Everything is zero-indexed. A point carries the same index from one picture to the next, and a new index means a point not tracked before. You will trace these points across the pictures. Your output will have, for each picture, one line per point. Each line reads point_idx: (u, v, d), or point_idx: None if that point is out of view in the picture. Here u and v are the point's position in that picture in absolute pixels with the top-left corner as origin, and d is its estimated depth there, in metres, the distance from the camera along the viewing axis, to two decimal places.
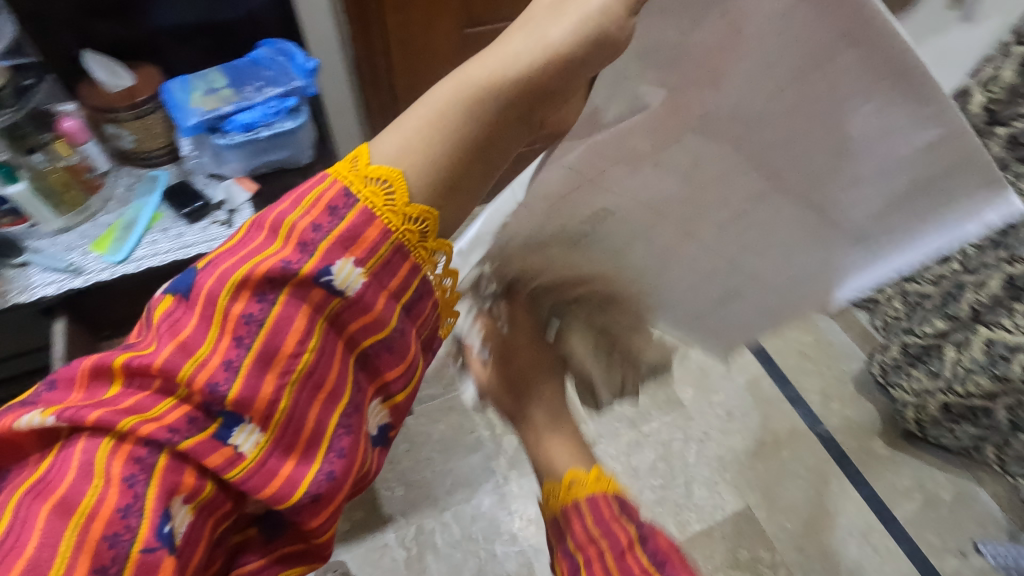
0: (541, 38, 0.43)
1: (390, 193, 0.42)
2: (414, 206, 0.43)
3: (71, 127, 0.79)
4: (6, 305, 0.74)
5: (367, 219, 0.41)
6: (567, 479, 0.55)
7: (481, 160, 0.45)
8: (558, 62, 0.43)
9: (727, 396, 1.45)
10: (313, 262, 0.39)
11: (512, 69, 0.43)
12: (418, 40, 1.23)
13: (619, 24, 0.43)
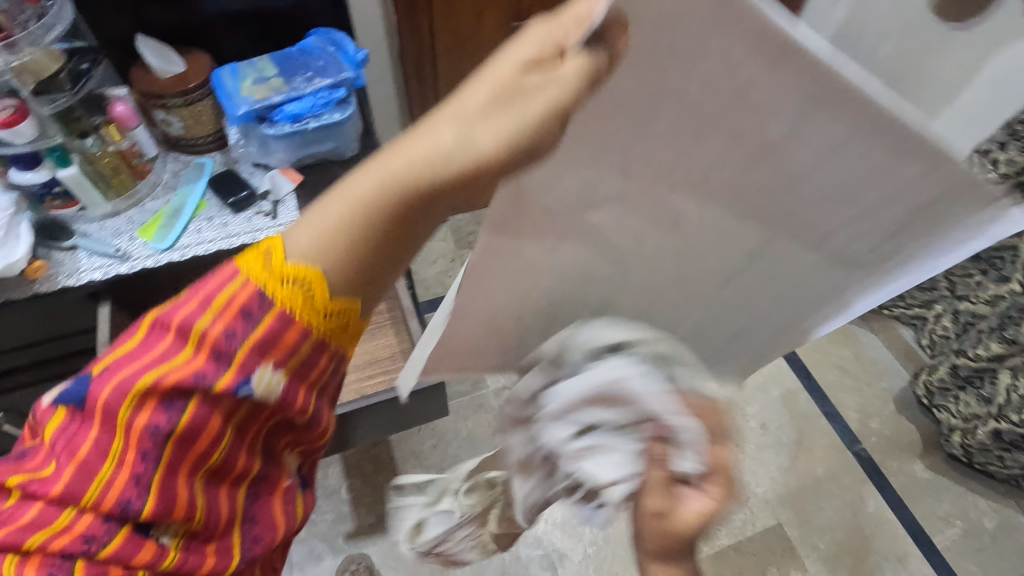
0: (464, 149, 0.34)
1: (309, 293, 0.40)
2: (335, 302, 0.41)
3: (122, 111, 0.78)
4: (55, 288, 0.74)
5: (285, 323, 0.40)
6: None
7: (404, 248, 0.41)
8: (486, 177, 0.35)
9: (762, 408, 1.41)
10: (228, 374, 0.39)
11: (433, 180, 0.36)
12: (465, 33, 1.21)
13: (549, 141, 0.33)
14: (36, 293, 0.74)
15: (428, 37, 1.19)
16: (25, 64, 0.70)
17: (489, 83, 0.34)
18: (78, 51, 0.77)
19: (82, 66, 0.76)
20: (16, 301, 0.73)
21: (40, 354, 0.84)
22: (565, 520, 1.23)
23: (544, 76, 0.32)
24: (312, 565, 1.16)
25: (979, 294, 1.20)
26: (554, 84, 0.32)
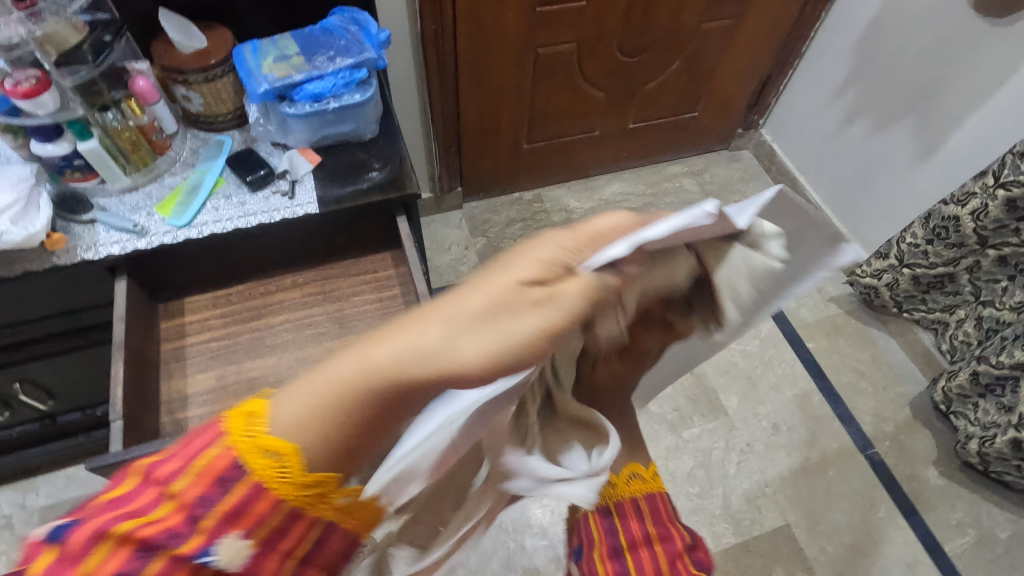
0: (454, 353, 0.32)
1: (284, 472, 0.35)
2: (306, 485, 0.36)
3: (143, 86, 0.77)
4: (73, 261, 0.74)
5: (261, 497, 0.35)
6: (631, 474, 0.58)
7: (362, 445, 0.37)
8: (460, 389, 0.34)
9: (775, 408, 1.40)
10: (195, 544, 0.34)
11: (410, 382, 0.33)
12: (489, 17, 1.20)
13: (538, 355, 0.35)
14: (56, 266, 0.74)
15: (451, 20, 1.17)
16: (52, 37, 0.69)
17: (487, 290, 0.33)
18: (103, 26, 0.75)
19: (104, 38, 0.74)
20: (36, 273, 0.73)
21: (58, 327, 0.84)
22: None
23: (547, 289, 0.34)
24: None
25: (1005, 299, 1.17)
26: (552, 299, 0.34)
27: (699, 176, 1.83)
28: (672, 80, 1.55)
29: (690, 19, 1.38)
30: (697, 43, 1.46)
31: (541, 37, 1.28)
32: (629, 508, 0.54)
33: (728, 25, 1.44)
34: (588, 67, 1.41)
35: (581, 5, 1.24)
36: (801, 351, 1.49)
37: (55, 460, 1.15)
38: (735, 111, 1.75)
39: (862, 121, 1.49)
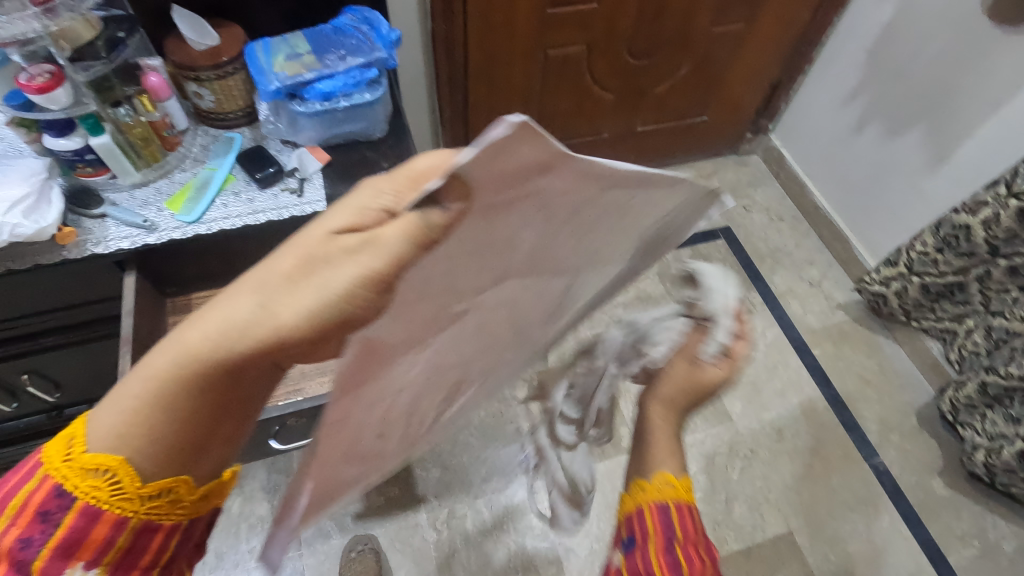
0: (271, 315, 0.41)
1: (116, 483, 0.44)
2: (150, 483, 0.44)
3: (156, 82, 0.79)
4: (83, 255, 0.75)
5: (90, 519, 0.44)
6: (663, 481, 0.63)
7: (226, 409, 0.45)
8: (292, 340, 0.42)
9: (779, 414, 1.39)
10: (33, 573, 0.43)
11: (240, 344, 0.41)
12: (500, 18, 1.20)
13: (365, 304, 0.41)
14: (66, 259, 0.75)
15: (462, 21, 1.18)
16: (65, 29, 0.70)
17: (292, 256, 0.41)
18: (116, 22, 0.75)
19: (118, 34, 0.74)
20: (47, 266, 0.74)
21: (67, 319, 0.85)
22: None
23: (361, 239, 0.40)
24: (320, 543, 1.17)
25: (1016, 309, 1.16)
26: (375, 244, 0.40)
27: (707, 180, 1.82)
28: (682, 84, 1.54)
29: (701, 23, 1.38)
30: (707, 47, 1.46)
31: (552, 38, 1.28)
32: (662, 512, 0.61)
33: (739, 29, 1.43)
34: (597, 70, 1.41)
35: (592, 7, 1.24)
36: (806, 357, 1.49)
37: None
38: (745, 116, 1.75)
39: (872, 127, 1.49)
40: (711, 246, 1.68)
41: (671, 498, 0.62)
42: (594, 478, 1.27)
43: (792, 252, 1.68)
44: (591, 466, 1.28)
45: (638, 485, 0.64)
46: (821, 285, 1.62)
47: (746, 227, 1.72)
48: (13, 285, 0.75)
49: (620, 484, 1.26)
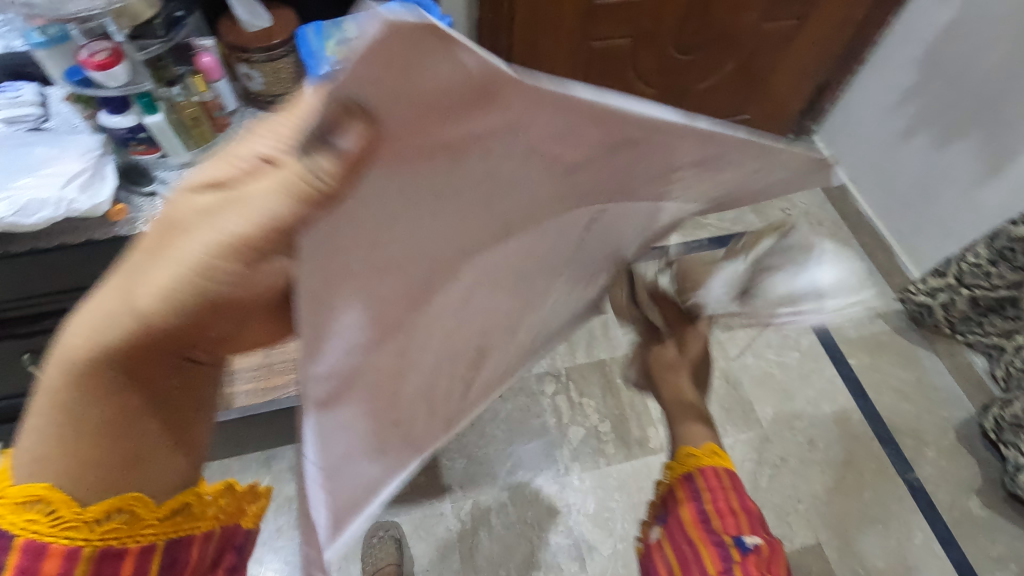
0: (114, 318, 0.33)
1: (54, 513, 0.36)
2: (94, 507, 0.37)
3: (208, 63, 0.79)
4: (133, 232, 0.76)
5: (36, 555, 0.36)
6: (687, 453, 0.68)
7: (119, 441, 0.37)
8: (151, 345, 0.34)
9: (812, 423, 1.37)
10: None
11: (90, 364, 0.34)
12: (546, 9, 1.18)
13: (244, 279, 0.30)
14: (117, 235, 0.76)
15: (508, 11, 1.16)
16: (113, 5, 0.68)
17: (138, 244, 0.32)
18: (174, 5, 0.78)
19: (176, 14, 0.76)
20: (99, 242, 0.75)
21: None
22: (598, 512, 1.22)
23: (220, 197, 0.28)
24: None
25: None
26: (237, 202, 0.28)
27: None
28: (726, 83, 1.51)
29: (751, 20, 1.34)
30: (755, 45, 1.42)
31: (597, 31, 1.26)
32: (691, 484, 0.66)
33: (790, 27, 1.39)
34: (642, 65, 1.38)
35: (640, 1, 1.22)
36: (842, 366, 1.45)
37: None
38: (788, 116, 1.70)
39: (922, 134, 1.44)
40: None
41: (699, 467, 0.66)
42: (620, 477, 1.26)
43: None
44: (618, 466, 1.27)
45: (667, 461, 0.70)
46: None
47: None
48: (68, 259, 0.76)
49: (647, 485, 1.26)
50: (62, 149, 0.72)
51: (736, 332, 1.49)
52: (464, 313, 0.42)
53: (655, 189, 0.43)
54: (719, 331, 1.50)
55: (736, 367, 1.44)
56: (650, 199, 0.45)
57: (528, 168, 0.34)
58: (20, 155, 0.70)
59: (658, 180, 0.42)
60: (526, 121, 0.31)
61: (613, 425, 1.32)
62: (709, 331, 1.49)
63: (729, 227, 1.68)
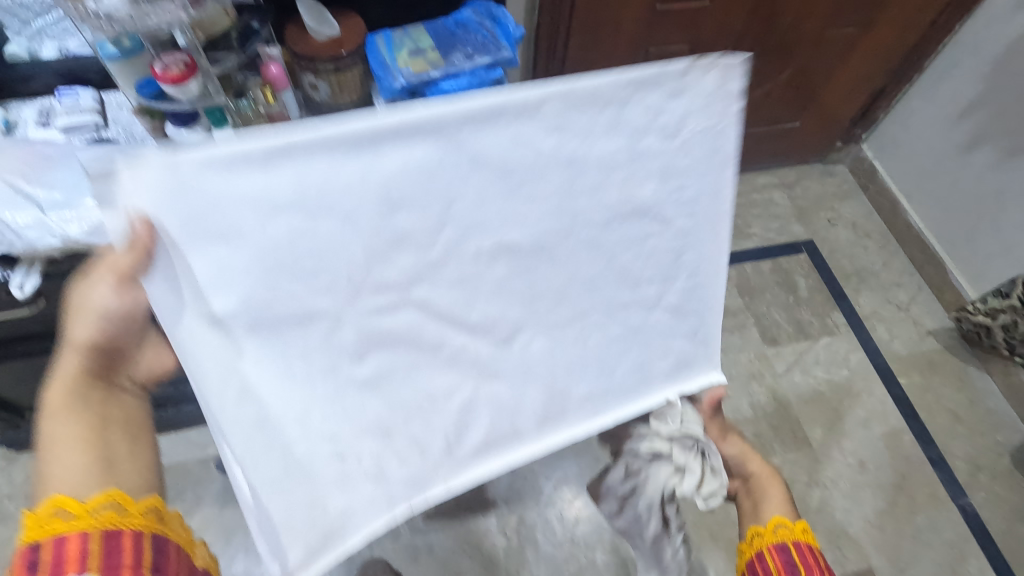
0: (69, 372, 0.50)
1: (66, 513, 0.45)
2: (99, 496, 0.47)
3: (276, 72, 0.75)
4: None
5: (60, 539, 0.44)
6: (777, 524, 0.70)
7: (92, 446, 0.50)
8: None
9: (861, 444, 1.34)
10: None
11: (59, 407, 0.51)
12: (607, 13, 1.13)
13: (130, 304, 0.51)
14: None
15: (567, 19, 1.12)
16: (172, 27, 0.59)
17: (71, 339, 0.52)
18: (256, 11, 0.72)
19: (254, 25, 0.70)
20: None
21: None
22: None
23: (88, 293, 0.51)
24: (389, 540, 1.16)
25: None
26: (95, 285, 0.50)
27: (790, 189, 1.73)
28: (780, 90, 1.46)
29: (814, 26, 1.29)
30: (816, 50, 1.37)
31: (657, 35, 1.21)
32: (781, 552, 0.67)
33: (852, 34, 1.35)
34: None
35: (705, 4, 1.17)
36: (891, 386, 1.42)
37: None
38: (838, 125, 1.65)
39: (985, 148, 1.39)
40: (792, 259, 1.60)
41: (791, 537, 0.68)
42: None
43: (878, 272, 1.60)
44: None
45: (754, 532, 0.71)
46: (909, 310, 1.54)
47: (830, 242, 1.65)
48: None
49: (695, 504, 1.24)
50: None
51: (783, 347, 1.46)
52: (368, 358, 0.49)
53: (522, 199, 0.48)
54: (766, 345, 1.46)
55: (785, 384, 1.40)
56: (538, 255, 0.51)
57: (322, 196, 0.43)
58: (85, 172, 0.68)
59: (525, 179, 0.48)
60: (256, 176, 0.41)
61: None
62: (755, 345, 1.46)
63: (774, 237, 1.64)
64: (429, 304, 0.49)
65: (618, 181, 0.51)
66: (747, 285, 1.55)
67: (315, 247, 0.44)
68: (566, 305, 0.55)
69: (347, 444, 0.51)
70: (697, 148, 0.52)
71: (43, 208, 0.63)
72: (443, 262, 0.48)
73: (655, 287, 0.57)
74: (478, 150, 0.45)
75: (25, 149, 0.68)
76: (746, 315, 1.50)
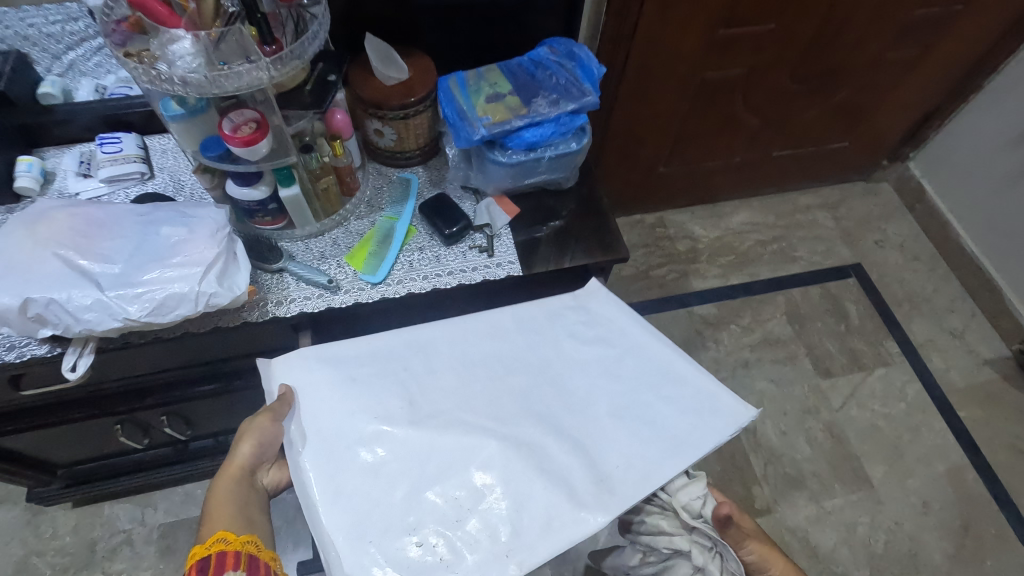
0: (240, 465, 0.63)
1: (254, 545, 0.57)
2: (266, 551, 0.58)
3: (341, 120, 0.68)
4: (264, 316, 0.68)
5: (255, 562, 0.56)
6: None
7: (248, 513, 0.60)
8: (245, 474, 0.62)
9: (924, 483, 1.29)
10: None
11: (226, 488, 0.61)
12: (668, 38, 1.06)
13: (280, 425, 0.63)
14: (248, 321, 0.67)
15: (628, 44, 1.05)
16: (248, 91, 0.53)
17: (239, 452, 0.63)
18: (331, 61, 0.64)
19: (329, 78, 0.63)
20: (226, 328, 0.67)
21: (227, 367, 0.80)
22: None
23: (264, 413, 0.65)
24: None
25: None
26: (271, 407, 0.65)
27: (835, 210, 1.68)
28: (832, 112, 1.40)
29: (876, 49, 1.22)
30: (875, 72, 1.30)
31: (717, 60, 1.14)
32: None
33: (913, 56, 1.28)
34: (752, 95, 1.27)
35: (767, 28, 1.10)
36: (951, 420, 1.37)
37: (178, 478, 1.12)
38: (887, 144, 1.58)
39: None
40: (842, 284, 1.55)
41: None
42: None
43: (930, 297, 1.54)
44: None
45: None
46: (965, 337, 1.48)
47: (879, 265, 1.59)
48: (191, 342, 0.68)
49: None
50: (187, 227, 0.63)
51: (837, 379, 1.41)
52: (426, 457, 0.62)
53: (516, 338, 0.70)
54: (820, 377, 1.41)
55: (841, 419, 1.35)
56: (544, 372, 0.68)
57: (389, 352, 0.68)
58: (141, 239, 0.61)
59: (504, 342, 0.70)
60: (353, 348, 0.68)
61: (715, 482, 1.26)
62: (808, 377, 1.40)
63: (821, 261, 1.58)
64: (462, 419, 0.64)
65: (570, 340, 0.70)
66: (796, 313, 1.49)
67: (373, 393, 0.65)
68: (578, 414, 0.65)
69: (420, 529, 0.58)
70: (604, 309, 0.73)
71: (101, 287, 0.57)
72: (465, 395, 0.66)
73: (644, 376, 0.67)
74: (467, 329, 0.70)
75: (74, 215, 0.62)
76: (797, 344, 1.45)
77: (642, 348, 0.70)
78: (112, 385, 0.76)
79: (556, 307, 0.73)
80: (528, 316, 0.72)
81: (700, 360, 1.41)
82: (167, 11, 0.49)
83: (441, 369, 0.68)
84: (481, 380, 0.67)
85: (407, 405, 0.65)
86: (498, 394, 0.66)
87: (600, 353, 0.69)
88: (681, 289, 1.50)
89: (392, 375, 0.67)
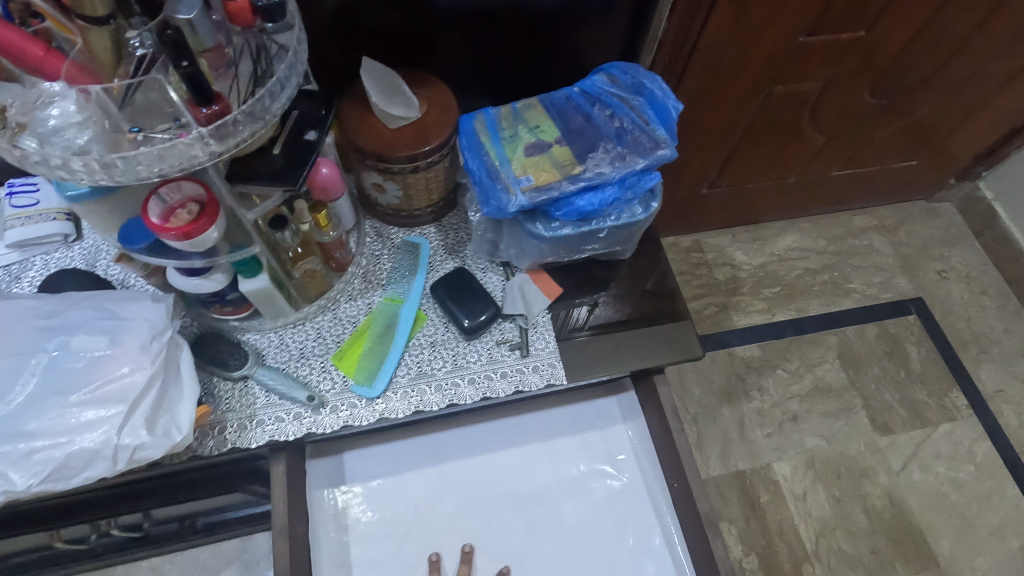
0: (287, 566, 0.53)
1: None
2: None
3: (327, 176, 0.49)
4: (221, 448, 0.50)
5: None
6: None
7: None
8: None
9: (996, 561, 1.13)
10: None
11: None
12: (734, 48, 0.86)
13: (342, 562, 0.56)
14: (198, 455, 0.50)
15: (687, 53, 0.86)
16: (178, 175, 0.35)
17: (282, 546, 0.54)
18: (312, 105, 0.46)
19: (310, 133, 0.45)
20: (168, 463, 0.50)
21: (182, 480, 0.62)
22: None
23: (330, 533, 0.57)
24: None
25: None
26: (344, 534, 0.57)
27: (892, 234, 1.48)
28: (906, 130, 1.20)
29: (977, 60, 1.02)
30: (967, 84, 1.09)
31: (789, 71, 0.94)
32: None
33: (1015, 68, 1.07)
34: (820, 111, 1.08)
35: (858, 36, 0.90)
36: None
37: (141, 557, 0.96)
38: (959, 165, 1.38)
39: None
40: (901, 322, 1.37)
41: None
42: None
43: (1000, 339, 1.36)
44: None
45: None
46: None
47: (941, 300, 1.41)
48: (126, 475, 0.51)
49: None
50: (108, 337, 0.44)
51: (897, 437, 1.24)
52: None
53: (519, 456, 0.65)
54: (879, 434, 1.24)
55: (902, 485, 1.19)
56: (542, 499, 0.64)
57: (395, 461, 0.64)
58: (38, 359, 0.43)
59: (520, 460, 0.65)
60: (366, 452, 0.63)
61: (761, 559, 1.11)
62: (864, 434, 1.23)
63: (877, 294, 1.40)
64: (448, 551, 0.61)
65: (582, 475, 0.65)
66: (849, 356, 1.32)
67: (375, 506, 0.62)
68: (564, 553, 0.62)
69: None
70: (619, 449, 0.66)
71: None
72: (459, 523, 0.62)
73: (638, 524, 0.63)
74: (476, 444, 0.66)
75: None
76: (852, 395, 1.27)
77: (648, 486, 0.64)
78: (29, 508, 0.58)
79: (583, 422, 0.67)
80: (543, 433, 0.66)
81: (742, 412, 1.24)
82: (43, 49, 0.31)
83: (447, 481, 0.64)
84: (476, 504, 0.63)
85: (401, 522, 0.62)
86: (488, 520, 0.63)
87: (610, 489, 0.64)
88: (720, 328, 1.33)
89: (397, 486, 0.63)
